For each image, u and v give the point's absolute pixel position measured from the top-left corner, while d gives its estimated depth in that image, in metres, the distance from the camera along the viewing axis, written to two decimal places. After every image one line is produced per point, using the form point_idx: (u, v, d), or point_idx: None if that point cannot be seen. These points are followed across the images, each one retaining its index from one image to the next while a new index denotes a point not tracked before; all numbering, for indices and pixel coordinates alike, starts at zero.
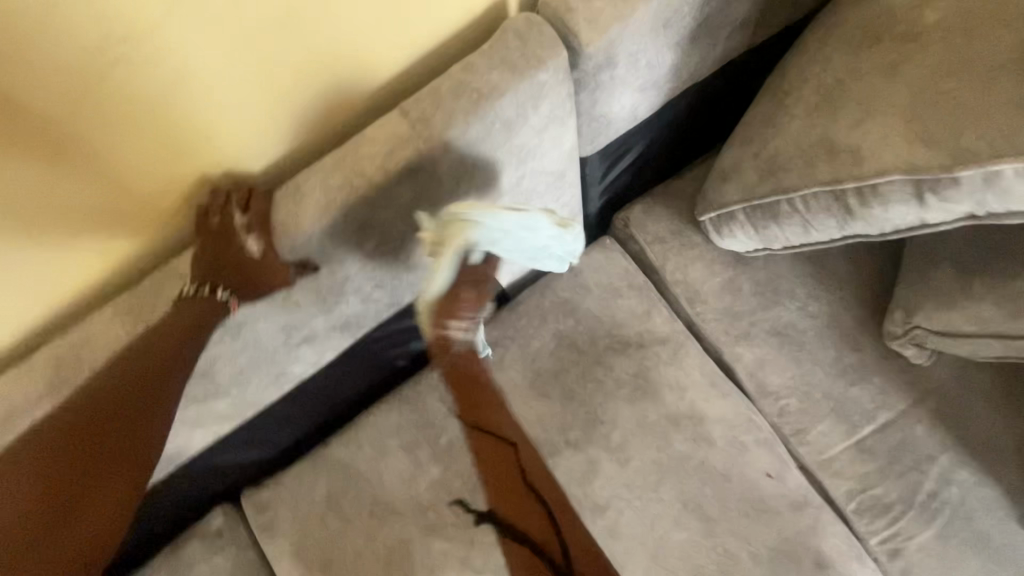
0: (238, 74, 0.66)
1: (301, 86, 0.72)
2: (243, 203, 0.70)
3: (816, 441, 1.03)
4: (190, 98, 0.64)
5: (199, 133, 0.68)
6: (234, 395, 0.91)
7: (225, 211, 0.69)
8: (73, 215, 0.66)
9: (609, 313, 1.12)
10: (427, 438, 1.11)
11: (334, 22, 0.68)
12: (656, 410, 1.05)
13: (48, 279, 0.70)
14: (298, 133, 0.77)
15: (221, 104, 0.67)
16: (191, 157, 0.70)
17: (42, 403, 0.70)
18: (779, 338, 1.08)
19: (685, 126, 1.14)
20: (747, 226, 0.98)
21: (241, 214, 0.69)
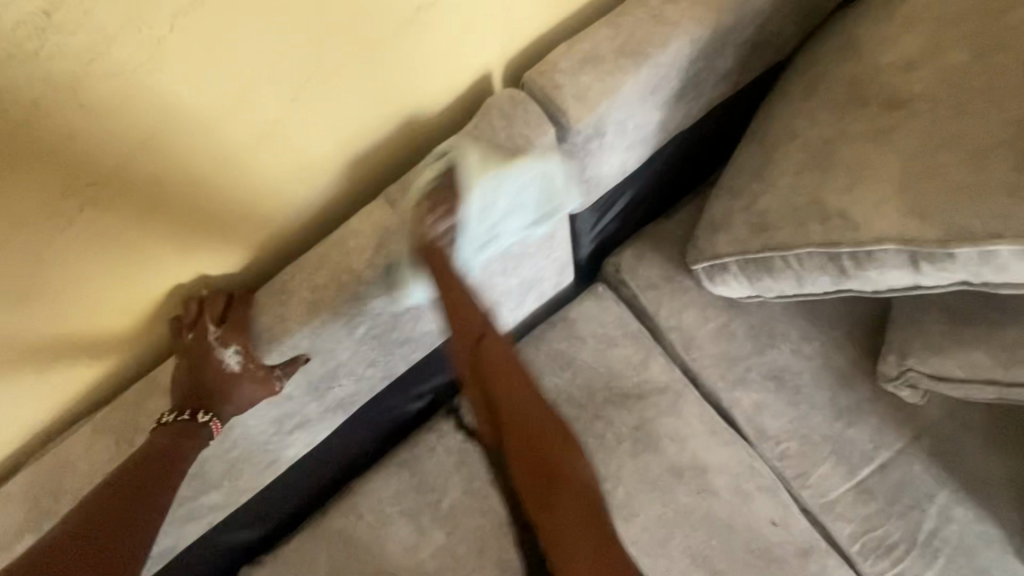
0: (227, 163, 0.66)
1: (287, 174, 0.72)
2: (218, 316, 0.66)
3: (818, 484, 1.04)
4: (178, 189, 0.64)
5: (185, 227, 0.67)
6: (227, 486, 0.87)
7: (199, 328, 0.65)
8: (56, 336, 0.65)
9: (606, 364, 1.11)
10: (427, 502, 1.09)
11: (316, 123, 0.69)
12: (658, 463, 1.04)
13: (30, 399, 0.68)
14: (282, 223, 0.77)
15: (208, 195, 0.67)
16: (176, 254, 0.69)
17: (23, 535, 0.66)
18: (776, 382, 1.08)
19: (672, 169, 1.13)
20: (740, 276, 0.98)
21: (215, 329, 0.65)
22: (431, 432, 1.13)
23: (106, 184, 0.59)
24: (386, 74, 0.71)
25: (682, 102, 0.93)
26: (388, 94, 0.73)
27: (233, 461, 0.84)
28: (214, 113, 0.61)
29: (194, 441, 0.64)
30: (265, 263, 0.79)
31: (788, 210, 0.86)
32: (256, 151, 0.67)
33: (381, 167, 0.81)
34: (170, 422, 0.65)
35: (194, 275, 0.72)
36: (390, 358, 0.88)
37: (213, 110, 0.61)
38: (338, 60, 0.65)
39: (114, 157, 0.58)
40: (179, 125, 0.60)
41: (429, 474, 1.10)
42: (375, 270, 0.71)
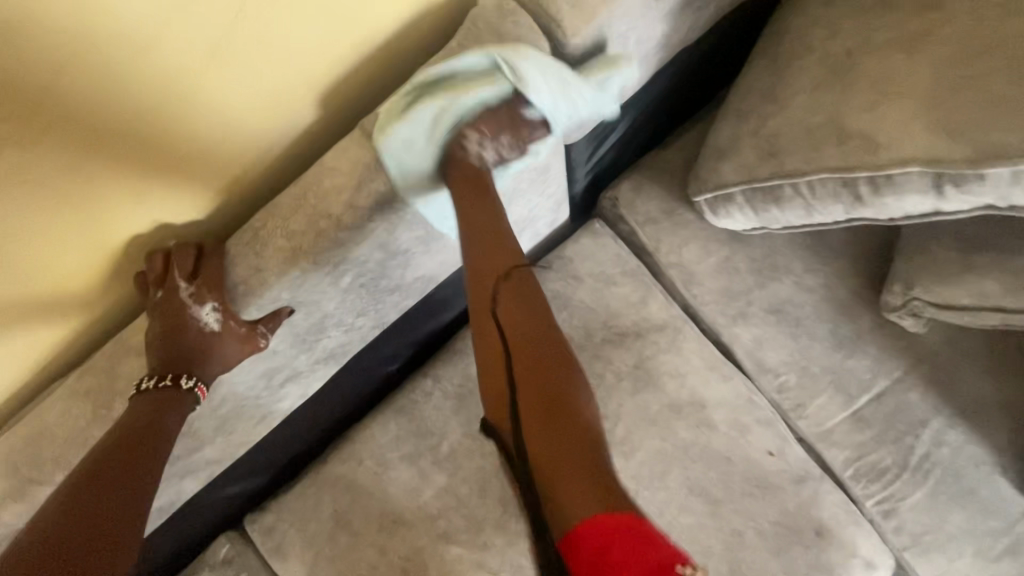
0: (173, 94, 0.59)
1: (244, 110, 0.65)
2: (189, 271, 0.60)
3: (815, 414, 1.05)
4: (119, 124, 0.58)
5: (133, 169, 0.62)
6: (221, 441, 0.85)
7: (169, 283, 0.60)
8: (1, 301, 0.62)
9: (603, 303, 1.07)
10: (427, 447, 1.09)
11: (252, 66, 0.62)
12: (657, 400, 1.03)
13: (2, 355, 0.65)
14: (246, 166, 0.71)
15: (155, 131, 0.61)
16: (128, 199, 0.64)
17: (7, 502, 0.62)
18: (777, 316, 1.06)
19: (672, 93, 1.05)
20: (746, 208, 0.92)
21: (188, 284, 0.59)
22: (428, 378, 1.11)
23: (36, 115, 0.53)
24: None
25: (688, 12, 0.83)
26: (348, 14, 0.65)
27: (224, 418, 0.81)
28: (148, 33, 0.54)
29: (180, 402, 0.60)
30: (232, 213, 0.74)
31: (801, 133, 0.79)
32: (204, 81, 0.60)
33: (351, 98, 0.74)
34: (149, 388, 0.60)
35: (152, 224, 0.68)
36: (380, 306, 0.84)
37: (146, 30, 0.54)
38: None
39: (40, 83, 0.52)
40: (109, 47, 0.53)
41: (427, 420, 1.09)
42: (356, 212, 0.64)
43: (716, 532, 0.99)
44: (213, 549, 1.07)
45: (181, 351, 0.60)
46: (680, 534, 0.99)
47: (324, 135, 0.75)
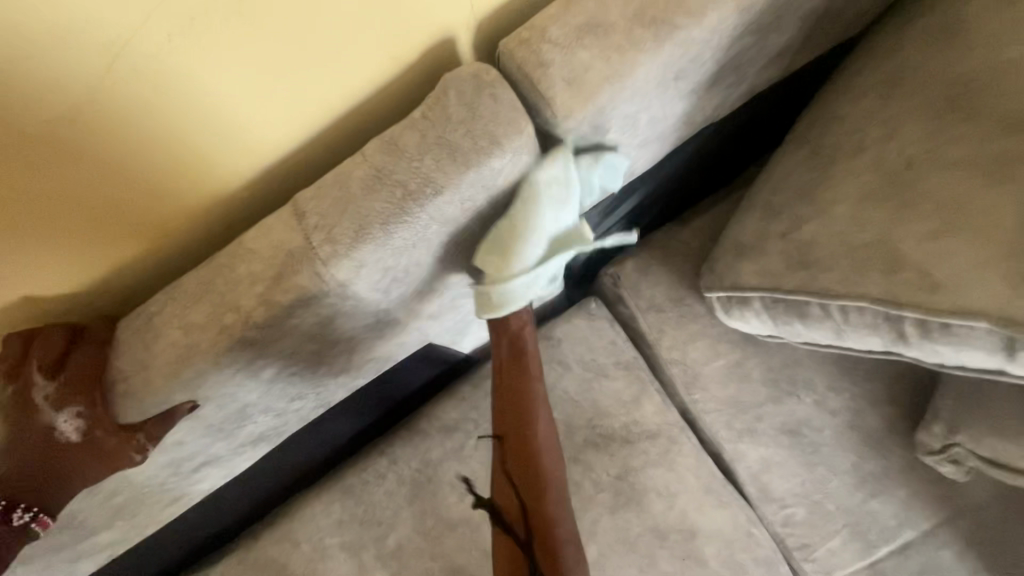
0: (112, 159, 0.50)
1: (206, 173, 0.57)
2: (51, 366, 0.50)
3: (825, 559, 0.89)
4: (42, 192, 0.49)
5: (61, 236, 0.53)
6: (121, 526, 0.73)
7: (25, 377, 0.51)
8: None
9: (590, 398, 0.94)
10: (373, 537, 0.95)
11: (210, 105, 0.52)
12: (639, 521, 0.89)
13: None
14: (193, 224, 0.61)
15: (85, 198, 0.52)
16: (50, 265, 0.54)
17: None
18: (790, 437, 0.91)
19: (694, 167, 0.93)
20: (764, 316, 0.79)
21: (46, 384, 0.50)
22: (384, 458, 0.98)
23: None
24: (328, 51, 0.54)
25: (719, 89, 0.71)
26: (327, 76, 0.56)
27: (124, 505, 0.69)
28: (107, 75, 0.45)
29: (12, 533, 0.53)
30: (169, 273, 0.63)
31: (839, 247, 0.67)
32: (157, 143, 0.52)
33: (329, 153, 0.65)
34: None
35: (76, 290, 0.58)
36: (321, 392, 0.73)
37: (106, 74, 0.45)
38: (250, 16, 0.47)
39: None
40: (60, 68, 0.43)
41: (377, 506, 0.96)
42: (271, 309, 0.51)
43: None
44: None
45: (37, 461, 0.52)
46: None
47: (287, 186, 0.65)
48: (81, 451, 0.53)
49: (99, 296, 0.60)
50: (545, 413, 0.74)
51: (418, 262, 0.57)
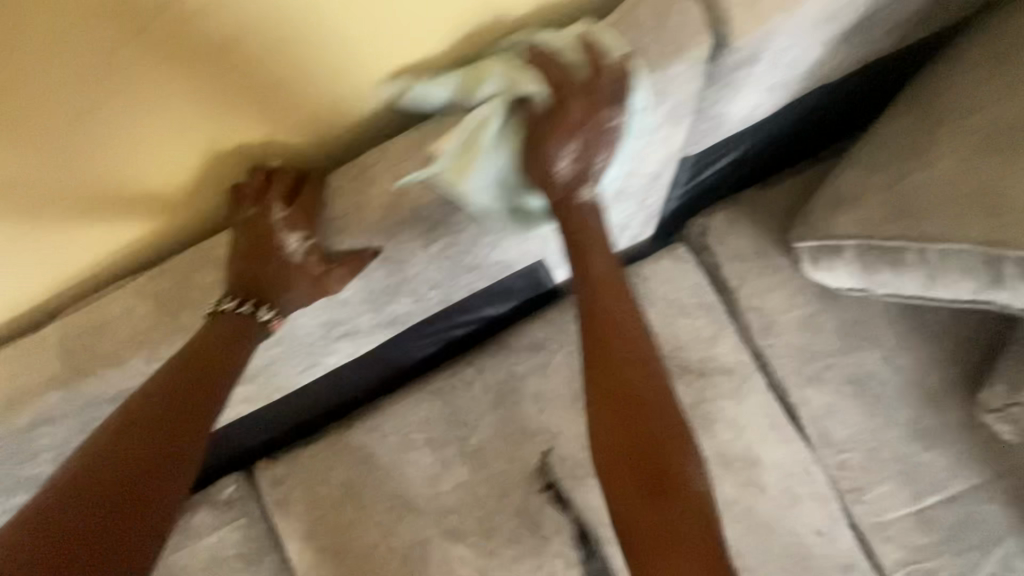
0: (332, 32, 0.60)
1: (411, 47, 0.65)
2: (285, 196, 0.63)
3: (875, 502, 0.96)
4: (262, 61, 0.59)
5: (270, 103, 0.63)
6: (262, 381, 0.82)
7: (265, 204, 0.62)
8: (101, 195, 0.62)
9: (670, 332, 1.02)
10: (456, 436, 1.04)
11: None
12: (707, 446, 0.96)
13: (64, 252, 0.64)
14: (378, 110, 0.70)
15: (293, 71, 0.61)
16: (263, 129, 0.65)
17: (55, 385, 0.61)
18: (854, 387, 0.98)
19: (790, 133, 1.00)
20: (854, 265, 0.86)
21: (282, 209, 0.62)
22: (471, 366, 1.06)
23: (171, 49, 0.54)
24: None
25: (848, 45, 0.78)
26: None
27: (273, 358, 0.78)
28: None
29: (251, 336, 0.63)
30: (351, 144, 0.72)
31: (944, 195, 0.75)
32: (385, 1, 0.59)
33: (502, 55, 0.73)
34: (227, 310, 0.62)
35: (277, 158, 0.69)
36: (455, 283, 0.81)
37: None
38: None
39: None
40: None
41: (462, 409, 1.04)
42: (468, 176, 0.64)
43: None
44: (218, 487, 1.05)
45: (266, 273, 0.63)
46: None
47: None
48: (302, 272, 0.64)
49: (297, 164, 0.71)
50: (632, 318, 0.72)
51: (587, 154, 0.66)
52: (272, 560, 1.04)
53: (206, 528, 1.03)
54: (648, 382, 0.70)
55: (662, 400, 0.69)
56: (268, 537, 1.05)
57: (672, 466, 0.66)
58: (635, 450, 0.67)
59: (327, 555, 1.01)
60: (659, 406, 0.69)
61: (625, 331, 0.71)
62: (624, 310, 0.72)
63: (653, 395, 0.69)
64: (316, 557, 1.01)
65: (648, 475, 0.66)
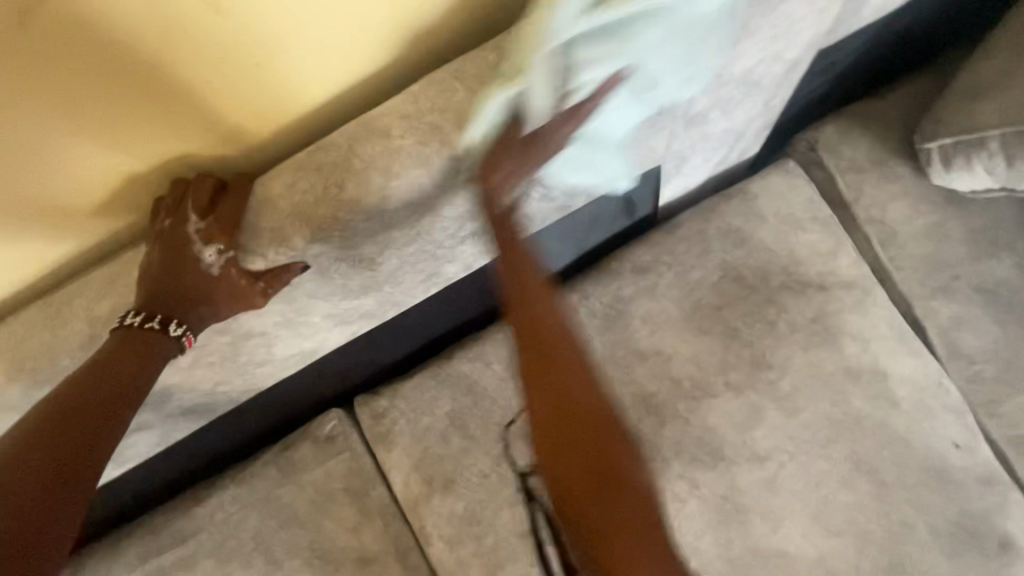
0: None
1: None
2: (199, 205, 0.56)
3: (1011, 414, 0.92)
4: (162, 37, 0.52)
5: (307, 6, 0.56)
6: (386, 292, 0.77)
7: (179, 214, 0.56)
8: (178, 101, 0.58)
9: (786, 247, 0.98)
10: None
11: None
12: (834, 361, 0.93)
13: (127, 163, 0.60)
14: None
15: (204, 29, 0.53)
16: (222, 87, 0.59)
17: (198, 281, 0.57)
18: (985, 296, 0.93)
19: (898, 39, 0.97)
20: (997, 157, 0.82)
21: (197, 220, 0.56)
22: (575, 293, 1.02)
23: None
24: None
25: None
26: None
27: (403, 261, 0.71)
28: None
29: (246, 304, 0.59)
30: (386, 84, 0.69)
31: None
32: None
33: None
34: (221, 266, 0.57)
35: (257, 108, 0.63)
36: (581, 181, 0.76)
37: None
38: None
39: None
40: None
41: None
42: None
43: (879, 517, 0.88)
44: (321, 422, 1.04)
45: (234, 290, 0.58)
46: (836, 509, 0.89)
47: None
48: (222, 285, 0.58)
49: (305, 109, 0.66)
50: (559, 319, 0.60)
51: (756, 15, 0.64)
52: (378, 494, 1.00)
53: (312, 462, 1.01)
54: (568, 348, 0.60)
55: (562, 333, 0.60)
56: (373, 471, 1.02)
57: (609, 465, 0.55)
58: (568, 441, 0.56)
59: (438, 485, 0.98)
60: (563, 340, 0.59)
61: (551, 330, 0.59)
62: (556, 330, 0.60)
63: (608, 410, 0.58)
64: (425, 488, 0.99)
65: (587, 468, 0.56)
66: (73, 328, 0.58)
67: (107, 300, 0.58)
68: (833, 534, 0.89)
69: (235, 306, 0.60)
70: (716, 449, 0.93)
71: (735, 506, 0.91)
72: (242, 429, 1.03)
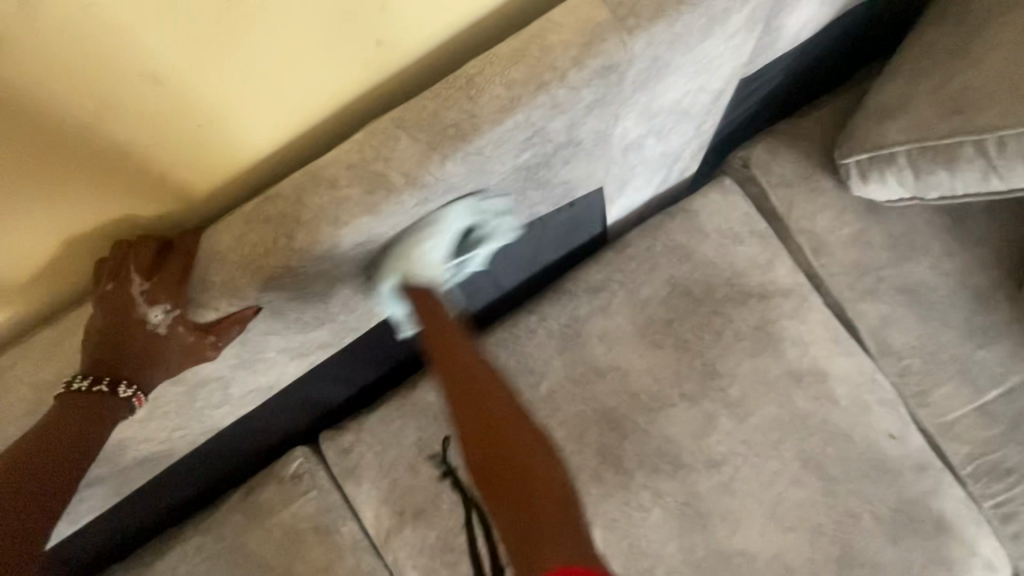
0: None
1: None
2: (145, 266, 0.56)
3: (938, 404, 1.00)
4: (88, 116, 0.53)
5: (242, 75, 0.57)
6: (342, 323, 0.78)
7: (124, 278, 0.56)
8: (115, 171, 0.57)
9: (728, 260, 1.03)
10: (524, 384, 1.02)
11: None
12: (778, 365, 0.99)
13: (64, 230, 0.59)
14: (453, 48, 0.70)
15: (130, 99, 0.53)
16: (162, 156, 0.59)
17: (149, 346, 0.57)
18: (907, 296, 1.02)
19: (813, 64, 1.04)
20: (905, 170, 0.90)
21: (143, 282, 0.55)
22: (533, 315, 1.05)
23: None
24: None
25: None
26: None
27: (356, 295, 0.72)
28: None
29: (201, 355, 0.59)
30: (336, 130, 0.70)
31: (995, 86, 0.81)
32: None
33: None
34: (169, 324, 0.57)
35: (200, 171, 0.63)
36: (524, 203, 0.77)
37: None
38: None
39: None
40: None
41: (528, 357, 1.03)
42: (580, 71, 0.61)
43: (828, 510, 0.94)
44: (285, 461, 1.02)
45: (187, 345, 0.58)
46: (789, 506, 0.95)
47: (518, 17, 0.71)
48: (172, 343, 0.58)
49: (250, 163, 0.66)
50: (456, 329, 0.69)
51: (680, 54, 0.67)
52: (349, 531, 1.00)
53: (278, 502, 0.99)
54: (542, 463, 0.61)
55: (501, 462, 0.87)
56: (342, 507, 1.01)
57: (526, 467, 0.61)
58: (495, 460, 0.61)
59: (409, 515, 0.99)
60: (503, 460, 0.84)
61: (479, 382, 0.66)
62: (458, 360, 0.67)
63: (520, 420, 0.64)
64: (396, 519, 0.99)
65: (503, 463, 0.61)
66: (15, 396, 0.57)
67: (47, 368, 0.57)
68: (788, 530, 0.94)
69: (192, 361, 0.59)
70: (676, 457, 0.97)
71: (697, 511, 0.95)
72: (203, 474, 1.00)
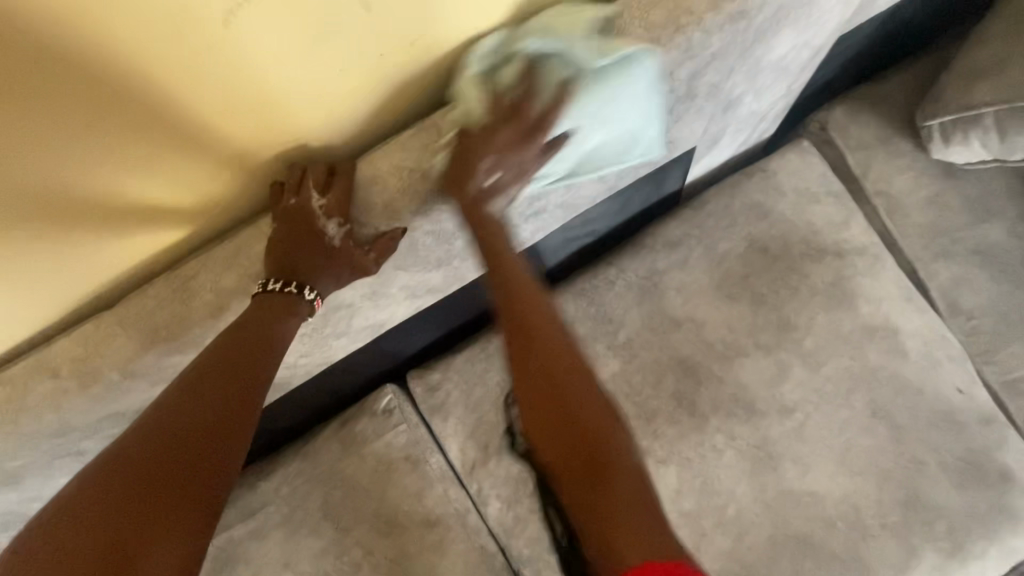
0: None
1: None
2: (322, 182, 0.63)
3: (1005, 362, 1.03)
4: (283, 59, 0.58)
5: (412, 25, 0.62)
6: (454, 265, 0.84)
7: (303, 193, 0.63)
8: (286, 105, 0.63)
9: (804, 219, 1.07)
10: (604, 332, 1.07)
11: None
12: (851, 320, 1.03)
13: (227, 158, 0.65)
14: None
15: (321, 45, 0.58)
16: (326, 96, 0.64)
17: (319, 257, 0.64)
18: (981, 257, 1.05)
19: (897, 30, 1.07)
20: (992, 131, 0.93)
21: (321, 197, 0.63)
22: (613, 267, 1.10)
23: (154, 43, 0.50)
24: None
25: None
26: None
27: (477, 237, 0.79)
28: None
29: (362, 268, 0.67)
30: None
31: None
32: None
33: None
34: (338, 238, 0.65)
35: (349, 111, 0.69)
36: (632, 163, 0.86)
37: None
38: None
39: None
40: None
41: (607, 306, 1.08)
42: (715, 15, 0.66)
43: (895, 456, 0.99)
44: (377, 397, 1.09)
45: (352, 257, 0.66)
46: (859, 451, 1.00)
47: None
48: (339, 255, 0.65)
49: (393, 106, 0.72)
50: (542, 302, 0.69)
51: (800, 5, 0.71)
52: (436, 462, 1.06)
53: (371, 434, 1.06)
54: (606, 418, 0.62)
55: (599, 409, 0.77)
56: (430, 441, 1.08)
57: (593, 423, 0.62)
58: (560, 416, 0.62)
59: (493, 449, 1.06)
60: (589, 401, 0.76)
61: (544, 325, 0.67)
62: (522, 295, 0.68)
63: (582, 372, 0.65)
64: (481, 453, 1.06)
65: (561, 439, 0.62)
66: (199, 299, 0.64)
67: (229, 275, 0.65)
68: (856, 474, 0.99)
69: (352, 273, 0.67)
70: (749, 403, 1.02)
71: (768, 454, 1.01)
72: (302, 406, 1.08)
